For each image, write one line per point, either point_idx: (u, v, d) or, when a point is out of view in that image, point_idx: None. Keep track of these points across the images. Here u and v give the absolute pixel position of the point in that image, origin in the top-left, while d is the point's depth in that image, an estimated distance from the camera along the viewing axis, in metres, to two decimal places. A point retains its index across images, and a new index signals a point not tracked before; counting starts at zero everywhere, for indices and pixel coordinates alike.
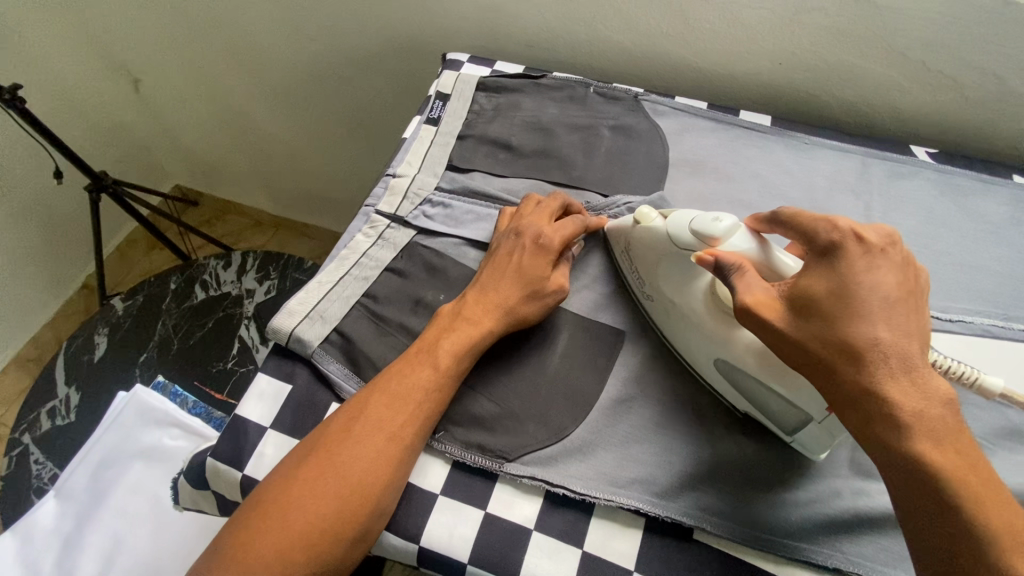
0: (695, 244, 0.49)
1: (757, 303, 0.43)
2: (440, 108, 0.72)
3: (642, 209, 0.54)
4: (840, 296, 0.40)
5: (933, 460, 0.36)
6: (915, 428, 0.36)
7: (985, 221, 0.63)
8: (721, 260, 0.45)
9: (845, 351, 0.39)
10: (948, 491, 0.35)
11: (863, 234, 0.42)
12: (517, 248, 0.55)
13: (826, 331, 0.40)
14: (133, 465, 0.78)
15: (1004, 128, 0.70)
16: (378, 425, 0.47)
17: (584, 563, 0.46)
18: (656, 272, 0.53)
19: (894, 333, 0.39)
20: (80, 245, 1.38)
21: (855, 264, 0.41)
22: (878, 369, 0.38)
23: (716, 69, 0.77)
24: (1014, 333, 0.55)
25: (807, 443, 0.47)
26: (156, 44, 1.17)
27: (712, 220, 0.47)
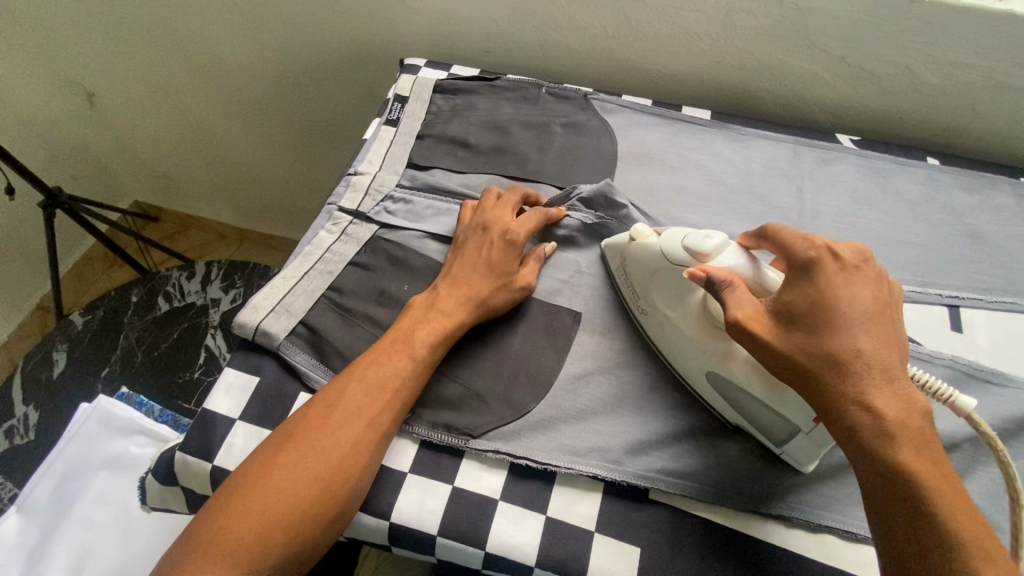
0: (687, 260, 0.50)
1: (746, 318, 0.43)
2: (399, 110, 0.75)
3: (638, 227, 0.55)
4: (821, 307, 0.42)
5: (908, 468, 0.37)
6: (896, 438, 0.38)
7: (903, 198, 0.69)
8: (712, 276, 0.46)
9: (828, 362, 0.40)
10: (937, 496, 0.37)
11: (841, 250, 0.45)
12: (485, 244, 0.58)
13: (811, 344, 0.41)
14: (99, 475, 0.77)
15: (917, 116, 0.77)
16: (355, 412, 0.48)
17: (547, 528, 0.48)
18: (650, 286, 0.54)
19: (874, 344, 0.41)
20: (34, 264, 1.35)
21: (834, 279, 0.43)
22: (858, 380, 0.40)
23: (659, 69, 0.82)
24: (931, 297, 0.61)
25: (796, 454, 0.48)
26: (112, 58, 1.16)
27: (702, 238, 0.49)
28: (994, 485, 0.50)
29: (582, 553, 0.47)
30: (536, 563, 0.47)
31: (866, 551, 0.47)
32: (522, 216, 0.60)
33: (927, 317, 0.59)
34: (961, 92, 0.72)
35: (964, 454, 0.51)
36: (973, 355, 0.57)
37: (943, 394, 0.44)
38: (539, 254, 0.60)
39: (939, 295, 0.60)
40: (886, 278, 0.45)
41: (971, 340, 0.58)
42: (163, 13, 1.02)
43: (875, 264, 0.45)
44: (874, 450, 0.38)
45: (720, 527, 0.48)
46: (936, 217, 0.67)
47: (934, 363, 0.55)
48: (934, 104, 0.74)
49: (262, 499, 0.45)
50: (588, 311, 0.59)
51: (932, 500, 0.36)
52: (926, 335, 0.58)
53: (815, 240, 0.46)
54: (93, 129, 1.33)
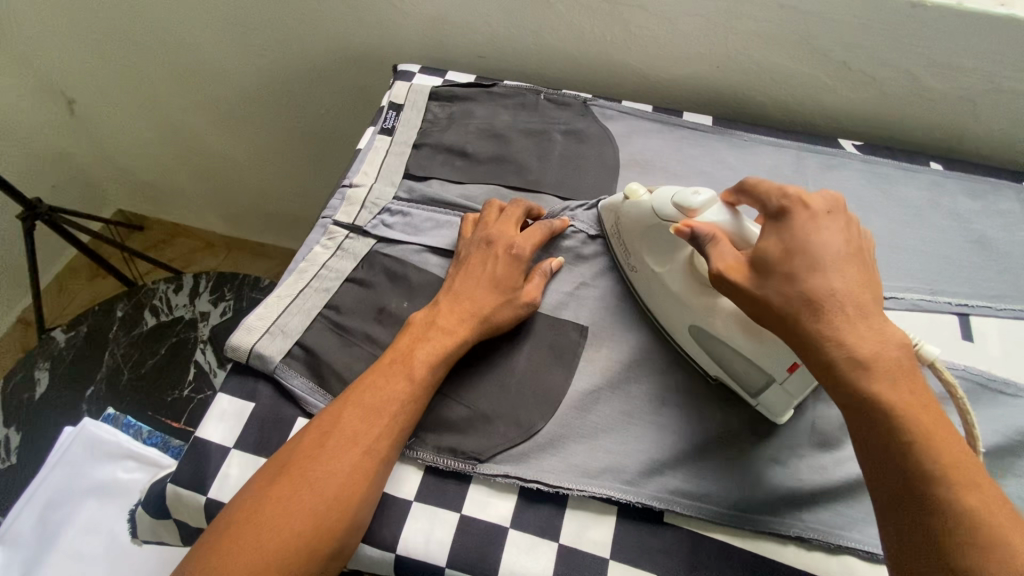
0: (674, 217, 0.51)
1: (727, 268, 0.45)
2: (394, 118, 0.73)
3: (631, 185, 0.55)
4: (795, 251, 0.43)
5: (884, 395, 0.39)
6: (874, 368, 0.39)
7: (908, 205, 0.68)
8: (697, 230, 0.47)
9: (805, 302, 0.41)
10: (911, 420, 0.38)
11: (811, 198, 0.46)
12: (488, 258, 0.56)
13: (788, 283, 0.42)
14: (86, 503, 0.74)
15: (918, 120, 0.76)
16: (353, 438, 0.46)
17: (560, 555, 0.46)
18: (640, 245, 0.55)
19: (848, 282, 0.42)
20: (14, 278, 1.30)
21: (805, 224, 0.45)
22: (835, 316, 0.41)
23: (658, 74, 0.81)
24: (941, 305, 0.60)
25: (771, 406, 0.50)
26: (93, 65, 1.12)
27: (690, 193, 0.49)
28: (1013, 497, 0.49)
29: None
30: None
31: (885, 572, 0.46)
32: (526, 231, 0.58)
33: (937, 326, 0.58)
34: (963, 95, 0.71)
35: None
36: (985, 364, 0.56)
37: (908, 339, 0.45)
38: (545, 270, 0.58)
39: (948, 303, 0.60)
40: (855, 223, 0.46)
41: (982, 349, 0.57)
42: (146, 18, 0.99)
43: (844, 212, 0.46)
44: (851, 382, 0.39)
45: (738, 550, 0.47)
46: (942, 224, 0.66)
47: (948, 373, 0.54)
48: (936, 108, 0.74)
49: (255, 534, 0.42)
50: (594, 326, 0.57)
51: (910, 426, 0.38)
52: (938, 345, 0.57)
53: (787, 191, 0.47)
54: (74, 136, 1.29)
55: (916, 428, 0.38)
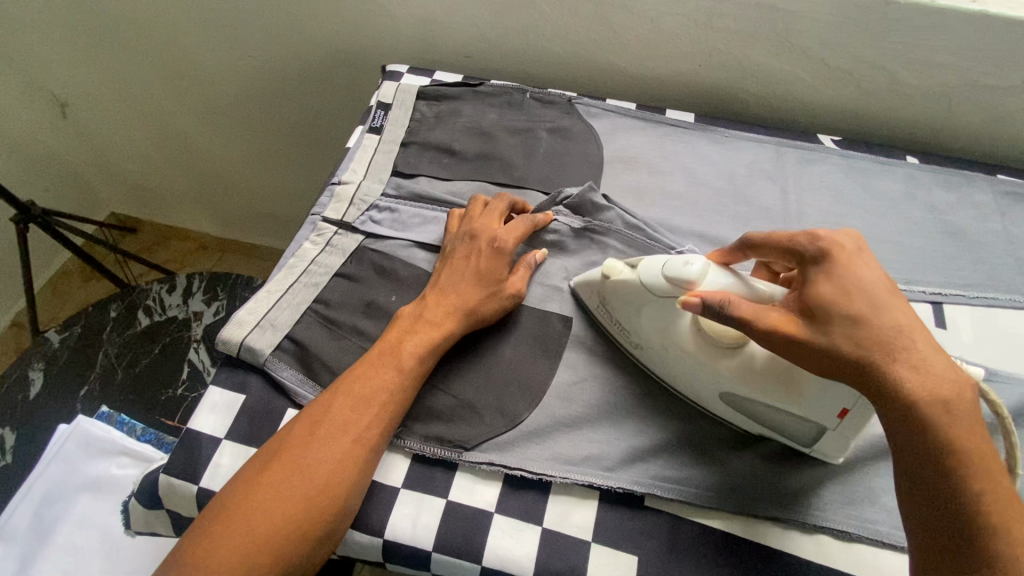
0: (671, 291, 0.48)
1: (777, 319, 0.41)
2: (382, 117, 0.74)
3: (609, 262, 0.53)
4: (854, 290, 0.41)
5: (965, 445, 0.36)
6: (954, 415, 0.36)
7: (885, 197, 0.70)
8: (707, 299, 0.44)
9: (876, 344, 0.39)
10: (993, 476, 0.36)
11: (842, 238, 0.44)
12: (473, 252, 0.57)
13: (855, 326, 0.39)
14: (80, 498, 0.75)
15: (895, 116, 0.78)
16: (343, 428, 0.47)
17: (544, 539, 0.48)
18: (638, 320, 0.52)
19: (910, 321, 0.40)
20: (8, 280, 1.31)
21: (853, 263, 0.42)
22: (906, 357, 0.38)
23: (642, 73, 0.82)
24: (915, 294, 0.61)
25: (825, 448, 0.48)
26: (86, 67, 1.13)
27: (683, 265, 0.47)
28: None
29: (580, 563, 0.47)
30: None
31: (859, 551, 0.47)
32: (510, 224, 0.59)
33: None
34: (938, 91, 0.73)
35: None
36: (957, 351, 0.58)
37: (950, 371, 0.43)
38: (530, 262, 0.59)
39: (922, 292, 0.61)
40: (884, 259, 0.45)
41: (955, 336, 0.59)
42: (138, 22, 1.00)
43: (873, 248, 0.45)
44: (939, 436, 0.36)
45: (717, 532, 0.48)
46: (917, 216, 0.68)
47: None
48: (912, 103, 0.76)
49: (245, 519, 0.43)
50: (578, 317, 0.58)
51: (987, 481, 0.35)
52: None
53: (818, 233, 0.44)
54: (66, 139, 1.29)
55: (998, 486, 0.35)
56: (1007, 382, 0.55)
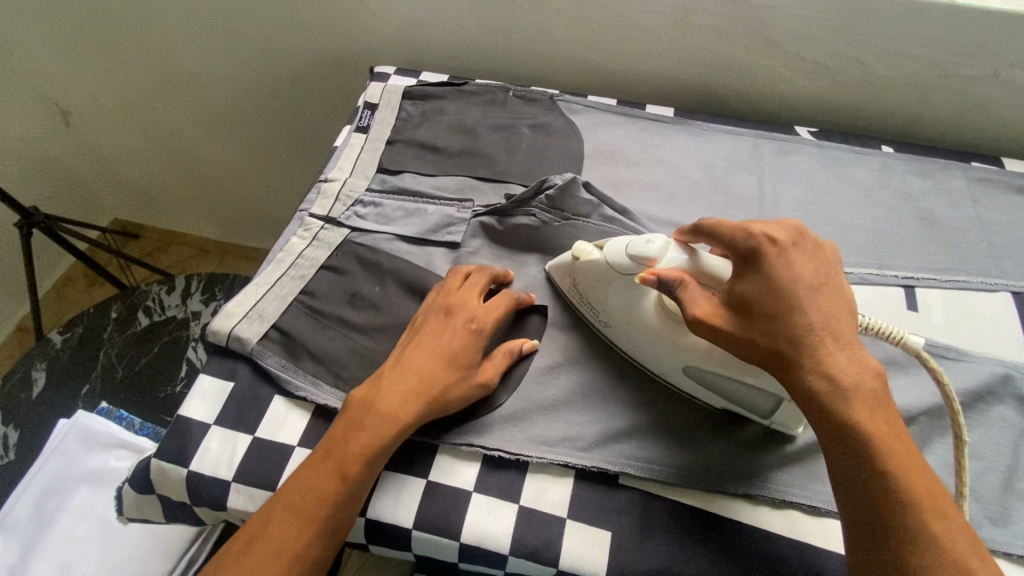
0: (633, 267, 0.51)
1: (705, 313, 0.45)
2: (369, 116, 0.76)
3: (580, 244, 0.56)
4: (774, 290, 0.43)
5: (866, 427, 0.39)
6: (853, 399, 0.40)
7: (860, 186, 0.71)
8: (663, 277, 0.47)
9: (785, 335, 0.42)
10: (892, 451, 0.39)
11: (776, 232, 0.45)
12: (449, 329, 0.53)
13: (772, 327, 0.42)
14: (79, 489, 0.77)
15: (873, 107, 0.79)
16: (316, 498, 0.45)
17: (521, 516, 0.49)
18: (605, 298, 0.54)
19: (825, 316, 0.42)
20: (13, 286, 1.34)
21: (774, 264, 0.43)
22: (815, 347, 0.41)
23: (623, 70, 0.84)
24: (887, 278, 0.63)
25: (785, 420, 0.50)
26: (86, 75, 1.16)
27: (644, 243, 0.50)
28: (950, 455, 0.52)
29: (555, 539, 0.48)
30: (510, 552, 0.48)
31: (828, 524, 0.49)
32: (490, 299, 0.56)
33: (883, 298, 0.62)
34: (912, 82, 0.75)
35: (921, 427, 0.53)
36: (928, 333, 0.59)
37: (895, 336, 0.47)
38: (509, 350, 0.55)
39: (894, 276, 0.63)
40: (816, 242, 0.46)
41: (924, 317, 0.60)
42: (135, 30, 1.03)
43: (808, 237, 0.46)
44: (835, 414, 0.40)
45: (689, 508, 0.50)
46: (890, 202, 0.70)
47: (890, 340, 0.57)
48: (886, 94, 0.77)
49: None
50: (558, 305, 0.60)
51: (893, 462, 0.39)
52: (880, 316, 0.60)
53: (752, 229, 0.45)
54: (68, 147, 1.32)
55: (896, 461, 0.39)
56: (976, 360, 0.56)
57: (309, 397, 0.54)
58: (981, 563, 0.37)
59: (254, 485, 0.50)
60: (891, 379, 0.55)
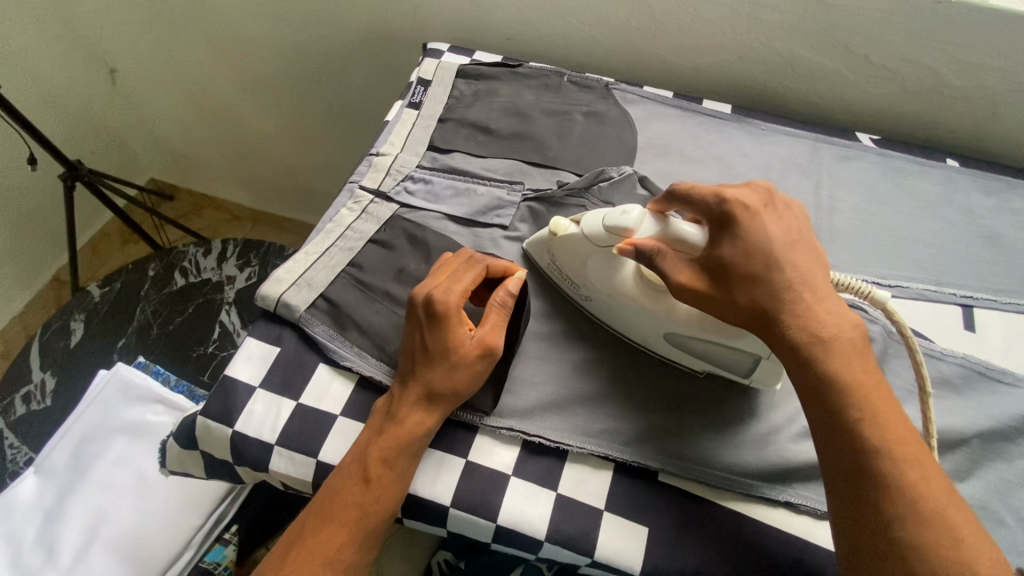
0: (610, 239, 0.50)
1: (686, 280, 0.45)
2: (422, 92, 0.75)
3: (556, 219, 0.55)
4: (751, 252, 0.43)
5: (844, 377, 0.40)
6: (829, 349, 0.41)
7: (922, 199, 0.69)
8: (640, 248, 0.46)
9: (765, 291, 0.42)
10: (868, 400, 0.40)
11: (748, 197, 0.45)
12: (415, 323, 0.51)
13: (751, 286, 0.43)
14: (116, 440, 0.79)
15: (940, 118, 0.77)
16: (346, 500, 0.46)
17: (558, 504, 0.49)
18: (584, 272, 0.54)
19: (801, 273, 0.43)
20: (53, 237, 1.38)
21: (750, 226, 0.44)
22: (794, 301, 0.42)
23: (681, 63, 0.82)
24: (945, 295, 0.61)
25: (763, 379, 0.50)
26: (133, 33, 1.17)
27: (620, 214, 0.49)
28: (1002, 481, 0.50)
29: (591, 530, 0.48)
30: (546, 538, 0.48)
31: None
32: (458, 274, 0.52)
33: (939, 316, 0.60)
34: (985, 95, 0.72)
35: (971, 451, 0.52)
36: (984, 355, 0.57)
37: (862, 292, 0.49)
38: (501, 302, 0.51)
39: (953, 295, 0.61)
40: (787, 205, 0.47)
41: (982, 339, 0.58)
42: None
43: (778, 202, 0.46)
44: (813, 364, 0.41)
45: (728, 511, 0.49)
46: (953, 219, 0.67)
47: (943, 360, 0.55)
48: (955, 105, 0.75)
49: None
50: None
51: (869, 412, 0.39)
52: (934, 333, 0.59)
53: (726, 195, 0.45)
54: (111, 101, 1.34)
55: (872, 409, 0.39)
56: None
57: (355, 367, 0.54)
58: (957, 508, 0.37)
59: (297, 449, 0.51)
60: (943, 400, 0.54)
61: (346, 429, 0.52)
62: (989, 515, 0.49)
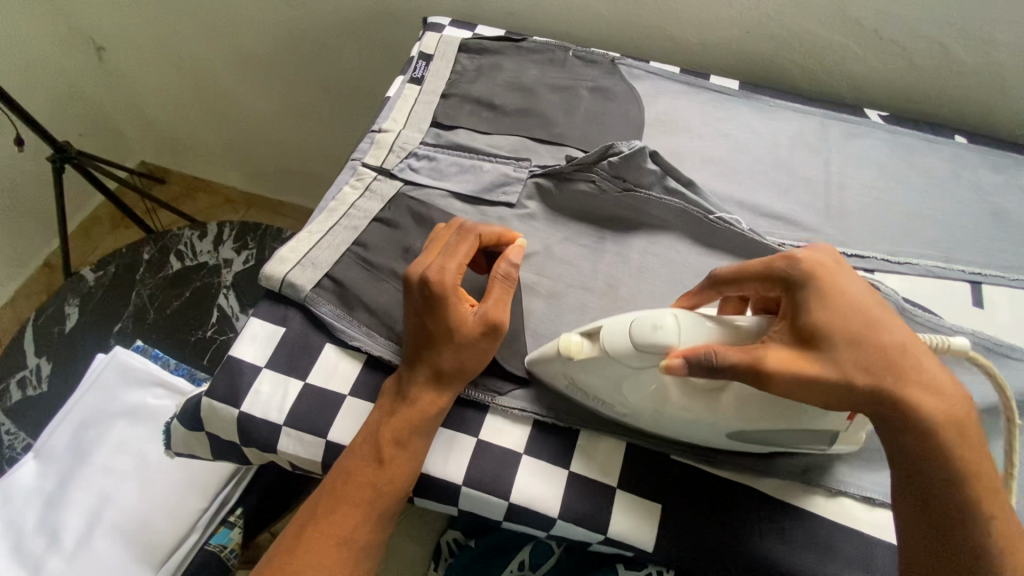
0: (643, 357, 0.44)
1: (784, 362, 0.40)
2: (423, 67, 0.73)
3: (566, 337, 0.47)
4: (852, 314, 0.40)
5: (970, 464, 0.38)
6: (962, 432, 0.38)
7: (931, 175, 0.68)
8: (692, 359, 0.41)
9: (882, 363, 0.39)
10: (987, 489, 0.38)
11: (822, 256, 0.43)
12: (416, 309, 0.49)
13: (862, 354, 0.39)
14: (117, 424, 0.78)
15: (949, 94, 0.76)
16: (360, 483, 0.46)
17: (570, 482, 0.49)
18: (618, 394, 0.47)
19: (912, 340, 0.40)
20: (43, 221, 1.34)
21: (841, 288, 0.41)
22: (915, 376, 0.39)
23: (687, 38, 0.81)
24: (953, 272, 0.61)
25: (851, 437, 0.47)
26: (120, 9, 1.13)
27: (650, 327, 0.43)
28: (1010, 454, 0.51)
29: (604, 507, 0.48)
30: (559, 516, 0.48)
31: (883, 515, 0.48)
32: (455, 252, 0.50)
33: (947, 292, 0.60)
34: (994, 70, 0.72)
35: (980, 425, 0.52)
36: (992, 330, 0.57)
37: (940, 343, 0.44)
38: (504, 275, 0.50)
39: (962, 271, 0.61)
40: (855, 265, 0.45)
41: (990, 316, 0.58)
42: None
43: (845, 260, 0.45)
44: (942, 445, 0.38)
45: (741, 488, 0.49)
46: (962, 196, 0.67)
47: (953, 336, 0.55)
48: (964, 81, 0.74)
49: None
50: (613, 275, 0.58)
51: (985, 492, 0.38)
52: (942, 310, 0.59)
53: (796, 256, 0.43)
54: (99, 82, 1.31)
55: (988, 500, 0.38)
56: None
57: (363, 347, 0.53)
58: None
59: (306, 430, 0.50)
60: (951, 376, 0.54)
61: (355, 409, 0.51)
62: None
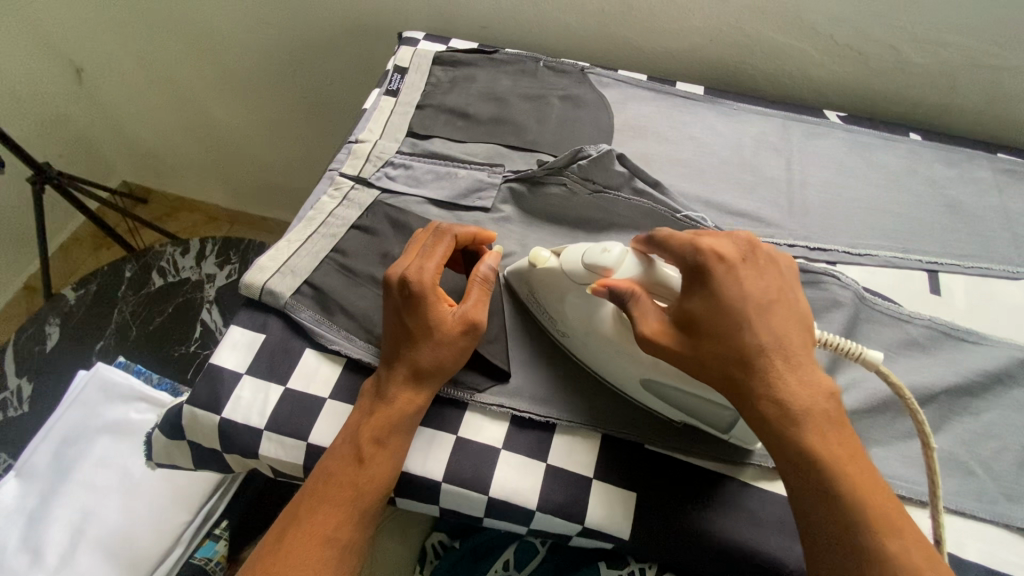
0: (588, 276, 0.49)
1: (653, 332, 0.43)
2: (399, 80, 0.76)
3: (536, 250, 0.53)
4: (722, 308, 0.41)
5: (821, 451, 0.38)
6: (804, 422, 0.39)
7: (887, 171, 0.71)
8: (613, 289, 0.45)
9: (735, 358, 0.41)
10: (846, 476, 0.38)
11: (723, 248, 0.43)
12: (393, 305, 0.51)
13: (717, 347, 0.41)
14: (99, 440, 0.78)
15: (903, 94, 0.79)
16: (342, 483, 0.47)
17: (548, 474, 0.50)
18: (561, 306, 0.52)
19: (777, 337, 0.41)
20: (24, 243, 1.34)
21: (722, 281, 0.42)
22: (764, 371, 0.40)
23: (654, 47, 0.84)
24: (911, 261, 0.64)
25: (744, 437, 0.49)
26: (100, 31, 1.14)
27: (600, 252, 0.48)
28: (968, 432, 0.53)
29: (582, 497, 0.50)
30: (538, 508, 0.49)
31: None
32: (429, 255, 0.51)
33: (906, 281, 0.63)
34: (944, 71, 0.75)
35: (940, 407, 0.54)
36: (948, 315, 0.60)
37: (853, 351, 0.45)
38: (483, 277, 0.52)
39: (918, 261, 0.64)
40: (768, 256, 0.45)
41: (946, 302, 0.61)
42: None
43: (757, 252, 0.44)
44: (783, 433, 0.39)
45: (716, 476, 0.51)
46: (917, 189, 0.70)
47: (913, 322, 0.58)
48: (916, 81, 0.77)
49: None
50: None
51: (843, 478, 0.38)
52: (901, 298, 0.61)
53: (699, 244, 0.43)
54: (79, 104, 1.31)
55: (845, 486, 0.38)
56: (996, 344, 0.56)
57: (343, 350, 0.54)
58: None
59: (287, 433, 0.51)
60: (910, 360, 0.56)
61: (336, 412, 0.52)
62: (960, 466, 0.51)
